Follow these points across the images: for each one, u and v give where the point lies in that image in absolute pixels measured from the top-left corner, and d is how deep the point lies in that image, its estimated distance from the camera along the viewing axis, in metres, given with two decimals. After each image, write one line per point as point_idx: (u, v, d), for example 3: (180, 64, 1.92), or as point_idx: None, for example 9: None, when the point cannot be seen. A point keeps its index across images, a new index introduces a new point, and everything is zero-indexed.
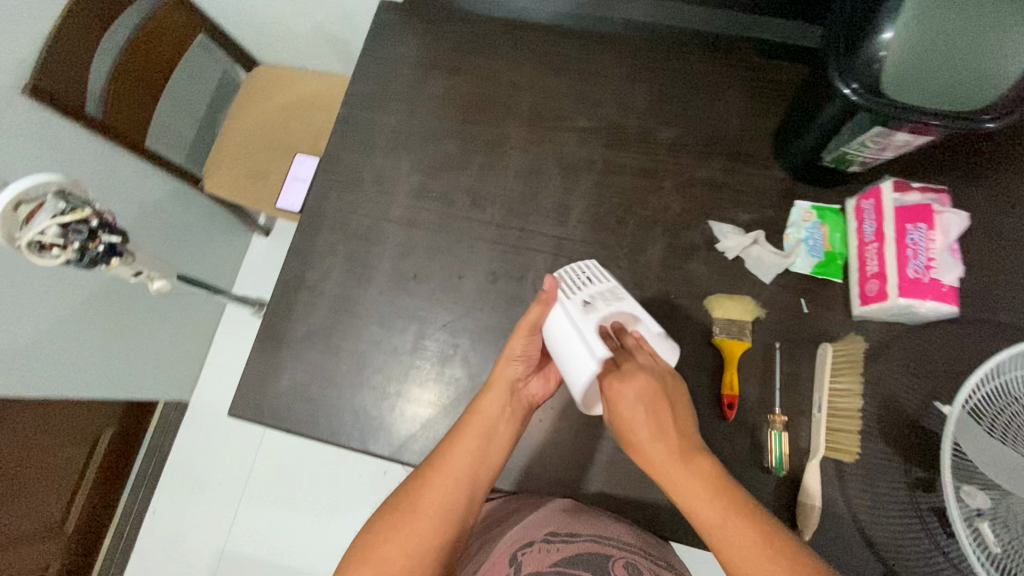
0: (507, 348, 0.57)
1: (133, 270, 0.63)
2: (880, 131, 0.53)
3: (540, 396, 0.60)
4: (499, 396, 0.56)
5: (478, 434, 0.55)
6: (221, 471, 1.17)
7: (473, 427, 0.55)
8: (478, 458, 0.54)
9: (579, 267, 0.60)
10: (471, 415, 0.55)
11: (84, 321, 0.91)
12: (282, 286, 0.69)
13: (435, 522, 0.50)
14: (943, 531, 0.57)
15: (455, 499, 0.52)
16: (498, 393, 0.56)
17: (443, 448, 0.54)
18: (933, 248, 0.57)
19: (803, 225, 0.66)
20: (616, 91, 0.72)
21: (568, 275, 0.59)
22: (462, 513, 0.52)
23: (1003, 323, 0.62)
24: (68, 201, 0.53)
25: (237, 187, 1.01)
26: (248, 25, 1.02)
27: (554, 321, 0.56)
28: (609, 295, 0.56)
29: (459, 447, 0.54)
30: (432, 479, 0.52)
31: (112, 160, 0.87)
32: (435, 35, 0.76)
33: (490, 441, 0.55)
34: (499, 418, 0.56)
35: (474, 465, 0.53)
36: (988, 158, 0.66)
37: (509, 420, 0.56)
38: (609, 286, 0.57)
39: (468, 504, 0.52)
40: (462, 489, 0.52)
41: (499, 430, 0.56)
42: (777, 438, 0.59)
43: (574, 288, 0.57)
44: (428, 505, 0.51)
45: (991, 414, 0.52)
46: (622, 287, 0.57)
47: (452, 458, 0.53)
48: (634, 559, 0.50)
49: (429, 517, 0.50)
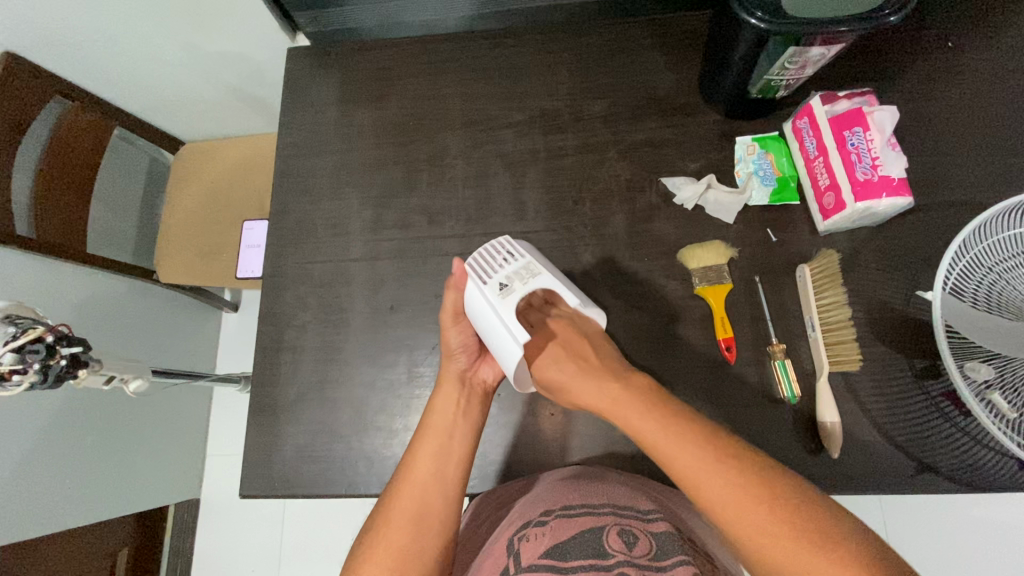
0: (444, 344, 0.59)
1: (104, 376, 0.61)
2: (795, 51, 0.55)
3: (493, 378, 0.60)
4: (451, 392, 0.57)
5: (439, 435, 0.54)
6: (251, 552, 1.13)
7: (433, 429, 0.55)
8: (442, 456, 0.53)
9: (494, 245, 0.59)
10: (428, 418, 0.56)
11: (63, 446, 0.87)
12: (262, 354, 0.68)
13: (410, 531, 0.49)
14: (961, 413, 0.59)
15: (426, 503, 0.51)
16: (449, 388, 0.57)
17: (409, 460, 0.54)
18: (874, 147, 0.59)
19: (749, 159, 0.67)
20: (538, 79, 0.72)
21: (484, 257, 0.58)
22: (439, 515, 0.50)
23: (955, 201, 0.64)
24: (18, 324, 0.51)
25: (193, 269, 0.99)
26: (165, 112, 1.01)
27: (474, 306, 0.56)
28: (524, 272, 0.56)
29: (420, 453, 0.53)
30: (402, 489, 0.52)
31: (50, 273, 0.86)
32: (350, 70, 0.75)
33: (451, 439, 0.54)
34: (455, 413, 0.56)
35: (439, 466, 0.53)
36: (902, 51, 0.68)
37: (466, 412, 0.56)
38: (523, 262, 0.57)
39: (443, 504, 0.51)
40: (433, 491, 0.51)
41: (457, 424, 0.55)
42: (782, 367, 0.60)
43: (487, 272, 0.56)
44: (401, 516, 0.50)
45: (971, 289, 0.53)
46: (537, 261, 0.57)
47: (417, 466, 0.53)
48: (628, 524, 0.46)
49: (402, 526, 0.49)
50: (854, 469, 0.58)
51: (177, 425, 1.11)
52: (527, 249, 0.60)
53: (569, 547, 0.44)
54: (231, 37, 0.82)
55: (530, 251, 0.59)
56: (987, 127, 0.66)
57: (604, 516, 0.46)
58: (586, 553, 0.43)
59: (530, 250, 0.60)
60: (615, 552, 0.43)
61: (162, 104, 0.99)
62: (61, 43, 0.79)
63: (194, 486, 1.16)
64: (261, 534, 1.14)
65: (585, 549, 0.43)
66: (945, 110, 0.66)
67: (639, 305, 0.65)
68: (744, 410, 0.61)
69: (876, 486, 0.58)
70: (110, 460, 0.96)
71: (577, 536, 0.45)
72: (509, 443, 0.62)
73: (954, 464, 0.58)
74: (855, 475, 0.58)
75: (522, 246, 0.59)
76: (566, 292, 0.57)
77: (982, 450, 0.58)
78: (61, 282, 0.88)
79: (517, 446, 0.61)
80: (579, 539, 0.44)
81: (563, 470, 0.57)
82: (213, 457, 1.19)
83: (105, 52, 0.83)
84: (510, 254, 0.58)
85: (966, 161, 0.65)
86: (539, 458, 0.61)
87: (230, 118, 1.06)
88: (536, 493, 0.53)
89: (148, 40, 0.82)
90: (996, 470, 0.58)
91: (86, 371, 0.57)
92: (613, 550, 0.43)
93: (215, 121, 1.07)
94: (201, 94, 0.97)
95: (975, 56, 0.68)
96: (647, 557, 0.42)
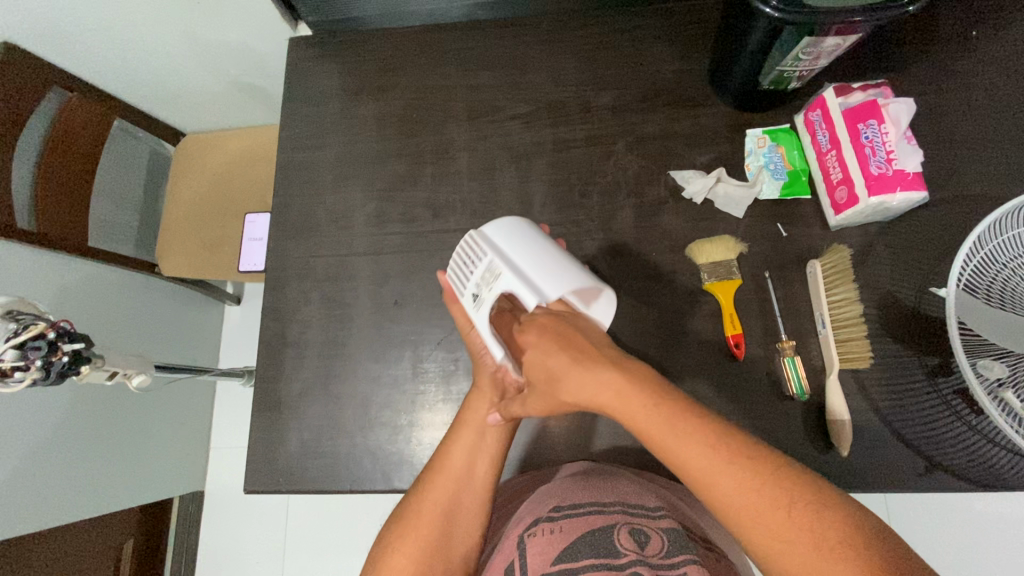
0: (474, 346, 0.55)
1: (107, 372, 0.60)
2: (810, 42, 0.54)
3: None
4: (491, 390, 0.55)
5: (475, 431, 0.53)
6: (255, 543, 1.14)
7: (469, 423, 0.53)
8: (474, 453, 0.52)
9: (468, 244, 0.54)
10: (464, 413, 0.54)
11: (67, 440, 0.87)
12: (266, 348, 0.67)
13: (441, 527, 0.49)
14: (972, 411, 0.59)
15: (458, 500, 0.50)
16: (484, 387, 0.54)
17: (442, 453, 0.52)
18: (889, 141, 0.57)
19: (760, 152, 0.66)
20: (545, 69, 0.71)
21: (461, 260, 0.55)
22: (469, 513, 0.50)
23: (969, 196, 0.63)
24: (19, 320, 0.51)
25: (196, 262, 0.99)
26: (165, 102, 1.00)
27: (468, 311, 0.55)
28: (486, 278, 0.50)
29: (457, 446, 0.52)
30: (433, 478, 0.51)
31: (52, 267, 0.85)
32: (352, 59, 0.74)
33: (485, 437, 0.53)
34: (491, 411, 0.54)
35: (473, 461, 0.52)
36: (918, 41, 0.67)
37: (501, 410, 0.54)
38: (487, 264, 0.51)
39: (474, 501, 0.51)
40: (464, 488, 0.51)
41: (494, 421, 0.54)
42: (791, 363, 0.59)
43: (463, 282, 0.54)
44: (431, 511, 0.49)
45: (985, 285, 0.52)
46: (499, 259, 0.50)
47: (450, 459, 0.51)
48: (640, 522, 0.45)
49: (432, 522, 0.49)
50: (863, 467, 0.58)
51: (180, 418, 1.11)
52: (510, 231, 0.52)
53: (580, 545, 0.43)
54: (231, 26, 0.81)
55: (510, 237, 0.52)
56: (1003, 120, 0.64)
57: (614, 514, 0.46)
58: (597, 552, 0.43)
59: (513, 233, 0.52)
60: (627, 551, 0.42)
61: (163, 95, 0.98)
62: (59, 32, 0.78)
63: (198, 478, 1.16)
64: (265, 527, 1.14)
65: (595, 548, 0.43)
66: (961, 102, 0.65)
67: (647, 300, 0.64)
68: (752, 407, 0.60)
69: (886, 484, 0.57)
70: (113, 453, 0.96)
71: (588, 535, 0.44)
72: (516, 439, 0.61)
73: (965, 462, 0.57)
74: (864, 473, 0.58)
75: (512, 228, 0.52)
76: (524, 291, 0.48)
77: (993, 448, 0.58)
78: (63, 276, 0.87)
79: (524, 443, 0.61)
80: (589, 539, 0.44)
81: (569, 466, 0.57)
82: (216, 450, 1.19)
83: (103, 41, 0.82)
84: (478, 254, 0.52)
85: (981, 154, 0.64)
86: (545, 454, 0.60)
87: (231, 109, 1.05)
88: (545, 489, 0.53)
89: (146, 30, 0.81)
90: (1006, 468, 0.57)
91: (89, 367, 0.56)
92: (625, 549, 0.43)
93: (216, 112, 1.05)
94: (202, 84, 0.96)
95: (993, 46, 0.66)
96: (658, 558, 0.42)
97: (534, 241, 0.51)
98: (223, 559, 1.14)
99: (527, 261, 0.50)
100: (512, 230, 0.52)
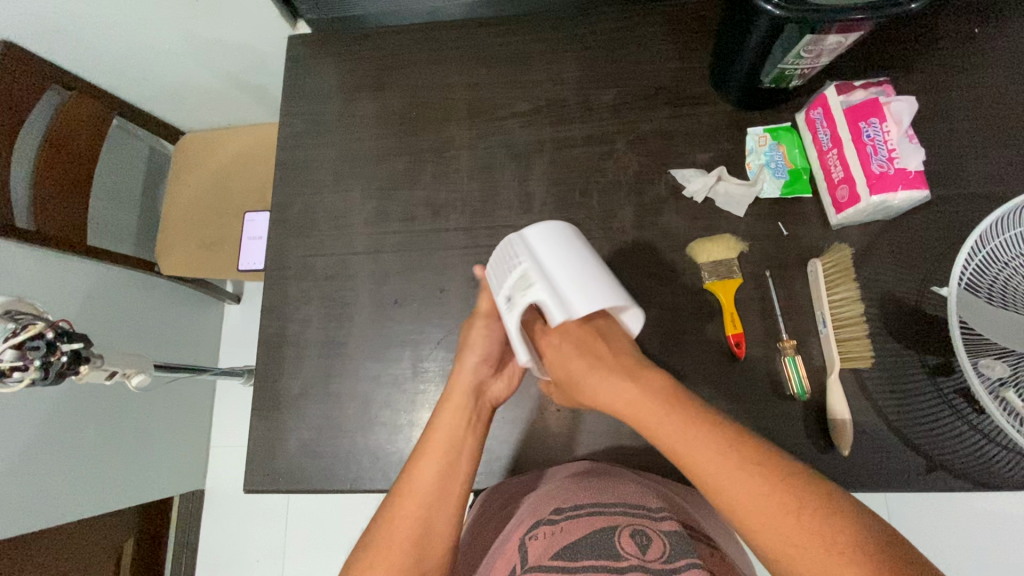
0: (465, 345, 0.56)
1: (106, 371, 0.60)
2: (811, 39, 0.54)
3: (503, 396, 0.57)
4: (461, 404, 0.53)
5: (445, 447, 0.51)
6: (255, 542, 1.14)
7: (438, 441, 0.51)
8: (446, 475, 0.50)
9: (508, 245, 0.53)
10: (432, 431, 0.52)
11: (66, 440, 0.87)
12: (265, 347, 0.67)
13: (409, 555, 0.46)
14: (973, 410, 0.58)
15: (429, 522, 0.48)
16: (461, 400, 0.53)
17: (411, 474, 0.50)
18: (890, 139, 0.57)
19: (760, 150, 0.66)
20: (545, 67, 0.71)
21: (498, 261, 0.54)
22: (438, 540, 0.48)
23: (971, 194, 0.63)
24: (18, 320, 0.50)
25: (195, 261, 0.98)
26: (164, 100, 0.99)
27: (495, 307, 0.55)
28: (521, 284, 0.48)
29: (424, 465, 0.50)
30: (401, 500, 0.49)
31: (51, 266, 0.85)
32: (352, 58, 0.74)
33: (458, 459, 0.51)
34: (465, 430, 0.52)
35: (443, 480, 0.50)
36: (920, 38, 0.66)
37: (476, 429, 0.53)
38: (522, 270, 0.49)
39: (445, 528, 0.48)
40: (435, 513, 0.48)
41: (466, 441, 0.52)
42: (792, 363, 0.59)
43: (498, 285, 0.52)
44: (400, 537, 0.47)
45: (987, 284, 0.52)
46: (534, 267, 0.48)
47: (420, 481, 0.49)
48: (642, 524, 0.45)
49: (401, 549, 0.46)
50: (864, 467, 0.58)
51: (180, 418, 1.11)
52: (550, 239, 0.51)
53: (580, 547, 0.44)
54: (230, 25, 0.81)
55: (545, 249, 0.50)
56: (1005, 119, 0.64)
57: (615, 515, 0.46)
58: (597, 553, 0.43)
59: (555, 242, 0.51)
60: (629, 556, 0.42)
61: (162, 93, 0.97)
62: (56, 31, 0.78)
63: (198, 477, 1.16)
64: (265, 526, 1.14)
65: (595, 549, 0.43)
66: (963, 100, 0.65)
67: (648, 299, 0.64)
68: (754, 407, 0.60)
69: (886, 483, 0.57)
70: (113, 453, 0.96)
71: (588, 537, 0.44)
72: (516, 439, 0.61)
73: (966, 462, 0.57)
74: (865, 472, 0.57)
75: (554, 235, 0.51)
76: (556, 308, 0.46)
77: (994, 448, 0.58)
78: (62, 275, 0.87)
79: (524, 443, 0.61)
80: (590, 541, 0.44)
81: (570, 466, 0.57)
82: (216, 448, 1.19)
83: (101, 40, 0.81)
84: (513, 258, 0.51)
85: (983, 153, 0.63)
86: (546, 454, 0.60)
87: (230, 108, 1.05)
88: (546, 490, 0.53)
89: (145, 28, 0.81)
90: (1007, 467, 0.57)
91: (88, 367, 0.56)
92: (626, 554, 0.43)
93: (215, 110, 1.05)
94: (200, 83, 0.96)
95: (996, 43, 0.66)
96: (660, 562, 0.42)
97: (574, 254, 0.50)
98: (224, 559, 1.14)
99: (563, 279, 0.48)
100: (552, 238, 0.51)
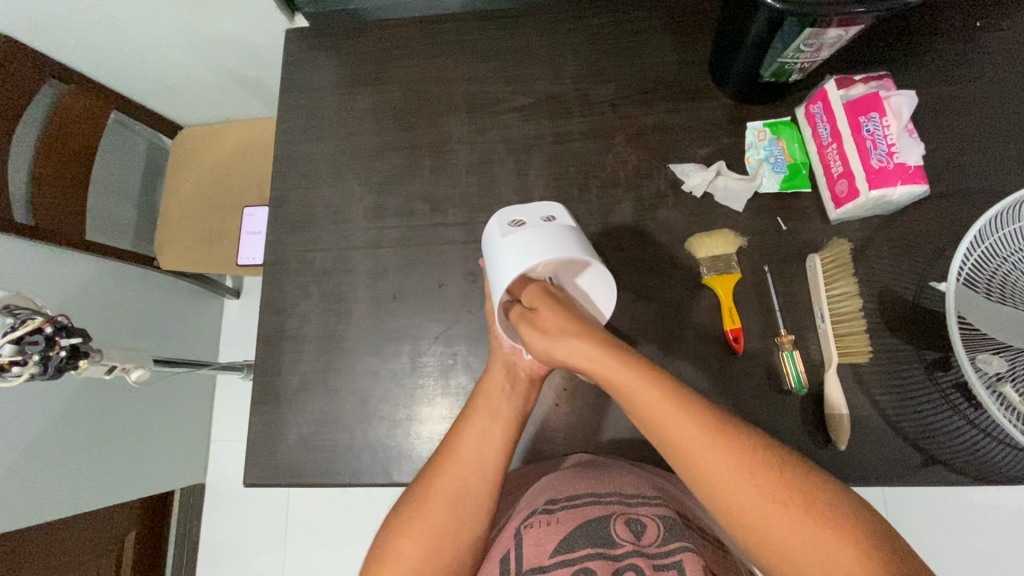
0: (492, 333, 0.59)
1: (105, 366, 0.60)
2: (811, 33, 0.53)
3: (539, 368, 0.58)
4: (499, 375, 0.56)
5: (484, 417, 0.53)
6: (257, 532, 1.15)
7: (480, 410, 0.54)
8: (486, 439, 0.52)
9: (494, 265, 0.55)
10: (474, 400, 0.55)
11: (63, 434, 0.87)
12: (264, 342, 0.67)
13: (449, 510, 0.49)
14: (970, 406, 0.59)
15: (464, 484, 0.50)
16: (496, 374, 0.56)
17: (453, 439, 0.53)
18: (890, 134, 0.57)
19: (760, 145, 0.66)
20: (543, 61, 0.70)
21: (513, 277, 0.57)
22: (477, 500, 0.50)
23: (971, 189, 0.63)
24: (16, 314, 0.51)
25: (195, 255, 0.98)
26: (160, 93, 0.99)
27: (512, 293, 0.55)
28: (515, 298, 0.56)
29: (465, 434, 0.53)
30: (442, 465, 0.51)
31: (50, 259, 0.85)
32: (350, 51, 0.73)
33: (495, 422, 0.53)
34: (502, 398, 0.55)
35: (482, 446, 0.52)
36: (920, 33, 0.66)
37: (512, 397, 0.55)
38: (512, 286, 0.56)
39: (483, 486, 0.50)
40: (474, 472, 0.51)
41: (503, 408, 0.54)
42: (789, 358, 0.59)
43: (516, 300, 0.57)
44: (440, 494, 0.49)
45: (985, 280, 0.52)
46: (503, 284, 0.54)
47: (462, 444, 0.52)
48: (637, 512, 0.46)
49: (441, 503, 0.49)
50: (861, 461, 0.58)
51: (181, 411, 1.12)
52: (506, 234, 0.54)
53: (575, 536, 0.44)
54: (227, 17, 0.81)
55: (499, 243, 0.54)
56: (1004, 114, 0.64)
57: (609, 504, 0.47)
58: (593, 542, 0.43)
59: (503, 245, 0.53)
60: (624, 542, 0.43)
61: (159, 87, 0.97)
62: (51, 21, 0.77)
63: (199, 470, 1.17)
64: (267, 520, 1.15)
65: (592, 538, 0.44)
66: (963, 92, 0.64)
67: (647, 295, 0.64)
68: (752, 401, 0.60)
69: (884, 478, 0.57)
70: (113, 447, 0.96)
71: (583, 525, 0.45)
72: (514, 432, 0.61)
73: (966, 458, 0.57)
74: (862, 467, 0.58)
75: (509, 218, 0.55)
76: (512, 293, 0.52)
77: (992, 443, 0.58)
78: (60, 270, 0.86)
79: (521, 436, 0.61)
80: (585, 530, 0.44)
81: (569, 459, 0.57)
82: (217, 442, 1.20)
83: (96, 31, 0.81)
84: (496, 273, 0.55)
85: (983, 148, 0.63)
86: (544, 448, 0.60)
87: (229, 102, 1.04)
88: (548, 478, 0.52)
89: (142, 22, 0.81)
90: (1003, 462, 0.57)
91: (87, 361, 0.56)
92: (621, 540, 0.43)
93: (213, 104, 1.05)
94: (199, 77, 0.95)
95: (995, 38, 0.66)
96: (654, 545, 0.43)
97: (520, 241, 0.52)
98: (225, 554, 1.14)
99: (521, 250, 0.51)
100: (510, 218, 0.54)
